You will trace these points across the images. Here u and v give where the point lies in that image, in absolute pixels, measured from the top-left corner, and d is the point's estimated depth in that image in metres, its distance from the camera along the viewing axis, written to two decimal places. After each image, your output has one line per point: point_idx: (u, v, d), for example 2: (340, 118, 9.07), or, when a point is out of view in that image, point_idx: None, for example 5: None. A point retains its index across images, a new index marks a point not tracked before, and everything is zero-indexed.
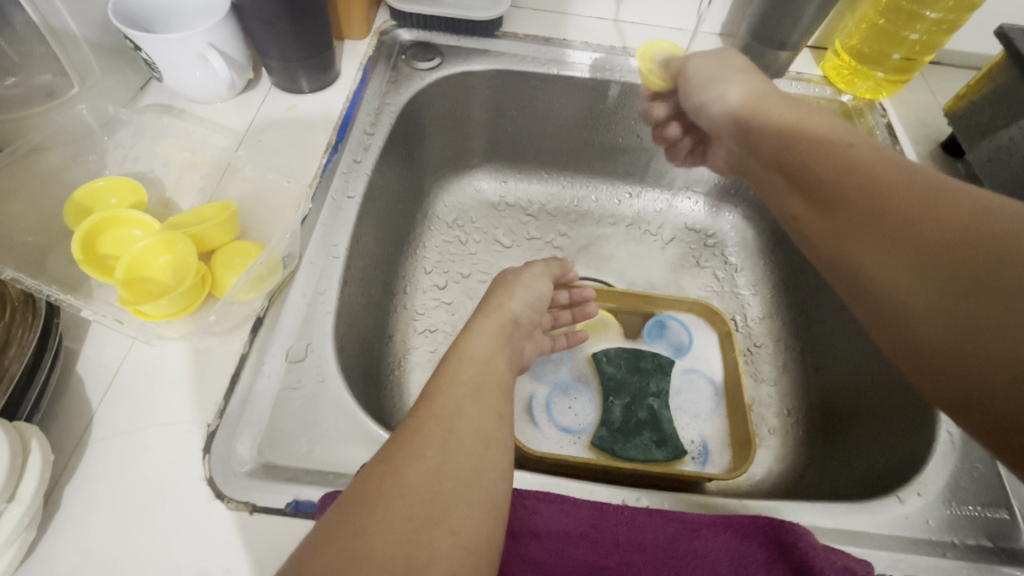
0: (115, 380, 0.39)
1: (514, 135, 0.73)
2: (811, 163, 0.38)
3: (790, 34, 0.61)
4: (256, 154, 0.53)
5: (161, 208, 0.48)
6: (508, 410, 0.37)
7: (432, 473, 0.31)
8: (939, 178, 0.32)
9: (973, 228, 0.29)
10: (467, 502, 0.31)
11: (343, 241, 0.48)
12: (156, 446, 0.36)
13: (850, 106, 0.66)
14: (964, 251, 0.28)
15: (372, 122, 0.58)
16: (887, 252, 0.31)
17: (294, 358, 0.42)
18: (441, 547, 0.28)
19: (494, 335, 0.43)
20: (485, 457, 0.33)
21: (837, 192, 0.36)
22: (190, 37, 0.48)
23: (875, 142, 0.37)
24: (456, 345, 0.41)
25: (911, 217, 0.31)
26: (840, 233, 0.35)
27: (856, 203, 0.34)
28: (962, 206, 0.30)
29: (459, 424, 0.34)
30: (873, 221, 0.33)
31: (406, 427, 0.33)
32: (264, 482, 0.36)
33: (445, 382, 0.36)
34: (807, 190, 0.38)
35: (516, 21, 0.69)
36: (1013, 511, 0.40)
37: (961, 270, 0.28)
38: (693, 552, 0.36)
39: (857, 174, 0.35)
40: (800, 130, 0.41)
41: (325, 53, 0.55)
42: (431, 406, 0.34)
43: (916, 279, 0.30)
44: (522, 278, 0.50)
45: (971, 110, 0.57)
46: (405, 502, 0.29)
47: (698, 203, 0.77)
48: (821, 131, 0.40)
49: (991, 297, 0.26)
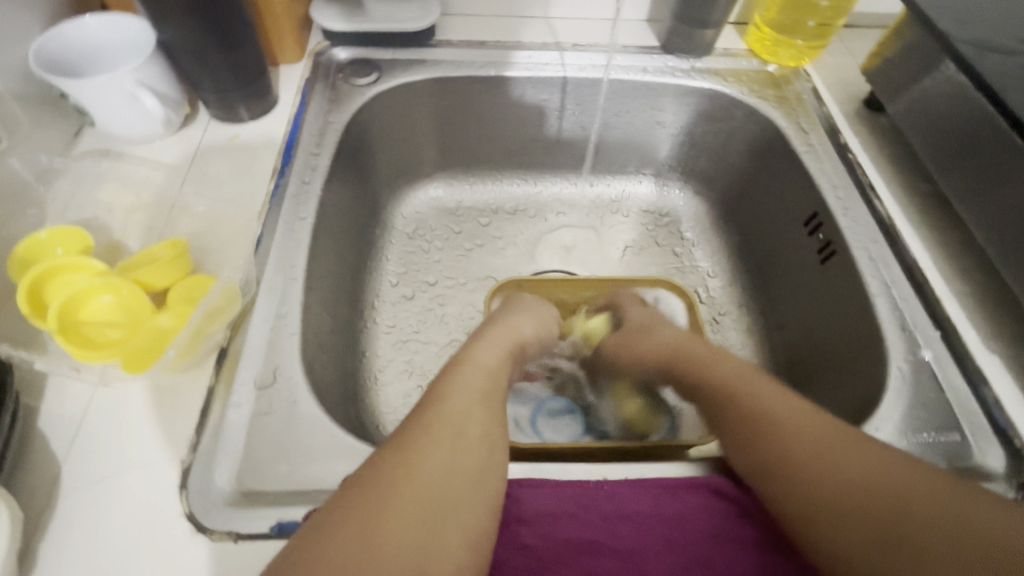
0: (81, 427, 0.38)
1: (463, 141, 0.75)
2: (708, 380, 0.46)
3: (710, 13, 0.64)
4: (203, 187, 0.53)
5: (109, 252, 0.47)
6: (501, 416, 0.39)
7: (439, 480, 0.32)
8: (874, 445, 0.36)
9: (842, 459, 0.35)
10: (467, 509, 0.32)
11: (301, 262, 0.49)
12: (131, 489, 0.36)
13: (776, 75, 0.69)
14: (761, 434, 0.39)
15: (316, 142, 0.58)
16: (816, 511, 0.34)
17: (263, 384, 0.42)
18: (452, 541, 0.30)
19: (501, 349, 0.46)
20: (484, 466, 0.34)
21: (762, 440, 0.39)
22: (118, 77, 0.47)
23: (723, 358, 0.48)
24: (461, 354, 0.44)
25: (769, 430, 0.39)
26: (754, 458, 0.39)
27: (733, 420, 0.41)
28: (875, 459, 0.35)
29: (465, 429, 0.35)
30: (801, 471, 0.36)
31: (416, 426, 0.35)
32: (245, 510, 0.36)
33: (450, 388, 0.38)
34: (774, 444, 0.38)
35: (449, 29, 0.71)
36: (964, 432, 0.43)
37: (849, 500, 0.33)
38: (676, 513, 0.38)
39: (749, 385, 0.43)
40: (694, 358, 0.49)
41: (261, 79, 0.56)
42: (440, 409, 0.36)
43: (833, 515, 0.33)
44: (535, 306, 0.56)
45: (885, 67, 0.61)
46: (417, 499, 0.31)
47: (649, 184, 0.81)
48: (701, 359, 0.49)
49: (879, 509, 0.32)
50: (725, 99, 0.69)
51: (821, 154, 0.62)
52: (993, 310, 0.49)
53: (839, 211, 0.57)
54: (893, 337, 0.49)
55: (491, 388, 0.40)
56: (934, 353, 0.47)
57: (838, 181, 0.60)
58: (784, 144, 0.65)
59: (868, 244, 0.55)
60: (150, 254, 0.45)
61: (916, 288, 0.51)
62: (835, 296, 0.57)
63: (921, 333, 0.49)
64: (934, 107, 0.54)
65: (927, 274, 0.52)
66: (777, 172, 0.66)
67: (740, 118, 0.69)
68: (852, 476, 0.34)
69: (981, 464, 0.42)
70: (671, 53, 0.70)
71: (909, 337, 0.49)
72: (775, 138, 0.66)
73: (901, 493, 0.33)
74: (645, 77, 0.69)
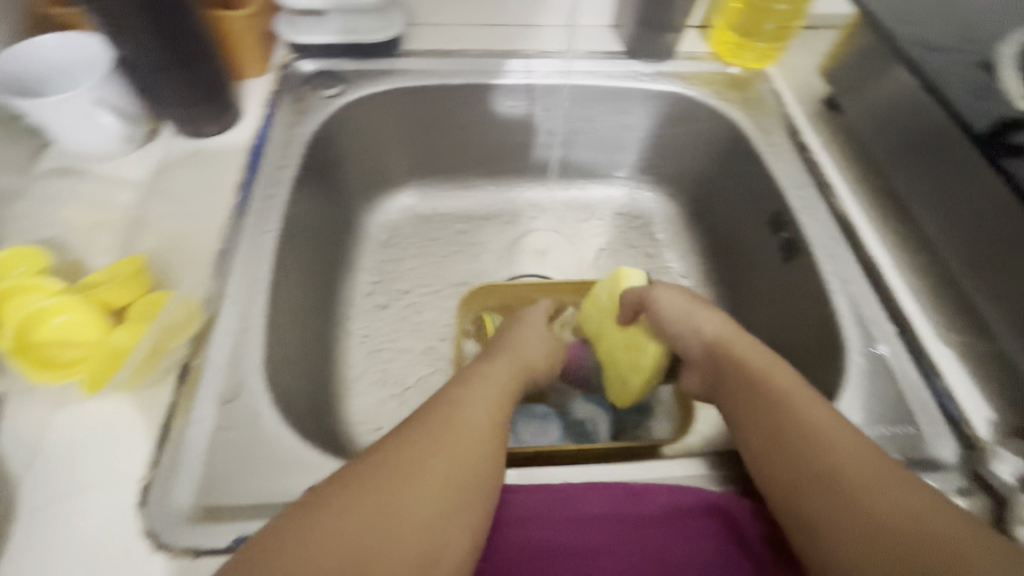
0: (40, 449, 0.38)
1: (434, 149, 0.75)
2: (735, 374, 0.46)
3: (670, 17, 0.66)
4: (167, 203, 0.53)
5: (70, 271, 0.47)
6: (502, 425, 0.42)
7: (438, 481, 0.35)
8: (889, 465, 0.36)
9: (852, 472, 0.35)
10: (462, 506, 0.35)
11: (265, 275, 0.49)
12: (90, 509, 0.36)
13: (740, 77, 0.70)
14: (778, 436, 0.39)
15: (282, 154, 0.58)
16: (819, 519, 0.35)
17: (225, 399, 0.42)
18: (451, 536, 0.33)
19: (505, 365, 0.50)
20: (481, 471, 0.37)
21: (780, 442, 0.39)
22: (77, 96, 0.47)
23: (755, 352, 0.47)
24: (466, 371, 0.47)
25: (789, 432, 0.39)
26: (766, 459, 0.39)
27: (754, 418, 0.42)
28: (886, 477, 0.35)
29: (467, 434, 0.39)
30: (812, 480, 0.36)
31: (424, 428, 0.38)
32: (205, 525, 0.36)
33: (455, 401, 0.42)
34: (790, 448, 0.38)
35: (415, 39, 0.71)
36: (918, 425, 0.44)
37: (853, 513, 0.34)
38: (635, 514, 0.39)
39: (774, 384, 0.43)
40: (724, 352, 0.48)
41: (223, 93, 0.56)
42: (445, 416, 0.40)
43: (835, 525, 0.34)
44: (535, 325, 0.59)
45: (842, 68, 0.62)
46: (421, 497, 0.34)
47: (622, 187, 0.81)
48: (733, 350, 0.48)
49: (880, 524, 0.32)
50: (690, 101, 0.70)
51: (782, 154, 0.63)
52: (947, 304, 0.51)
53: (800, 210, 0.58)
54: (852, 333, 0.50)
55: (494, 403, 0.43)
56: (890, 348, 0.48)
57: (799, 180, 0.61)
58: (747, 145, 0.66)
59: (827, 242, 0.56)
60: (110, 272, 0.45)
61: (874, 284, 0.52)
62: (798, 293, 0.58)
63: (878, 328, 0.50)
64: (886, 107, 0.55)
65: (884, 270, 0.53)
66: (742, 173, 0.67)
67: (704, 120, 0.70)
68: (860, 489, 0.34)
69: (933, 455, 0.43)
70: (636, 57, 0.71)
71: (866, 332, 0.50)
72: (738, 139, 0.67)
73: (906, 513, 0.33)
74: (610, 82, 0.70)
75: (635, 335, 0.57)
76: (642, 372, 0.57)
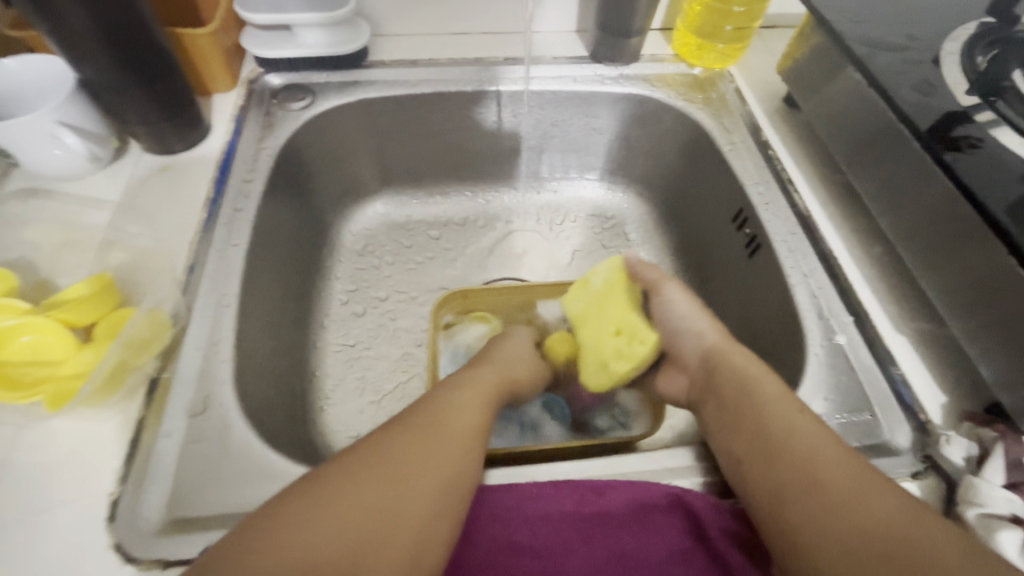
0: (8, 468, 0.39)
1: (406, 157, 0.76)
2: (726, 382, 0.47)
3: (631, 22, 0.67)
4: (135, 220, 0.53)
5: (39, 291, 0.48)
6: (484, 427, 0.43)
7: (424, 486, 0.36)
8: (869, 471, 0.37)
9: (836, 478, 0.37)
10: (445, 507, 0.36)
11: (233, 288, 0.50)
12: (59, 526, 0.36)
13: (702, 78, 0.72)
14: (766, 442, 0.40)
15: (250, 168, 0.59)
16: (803, 523, 0.36)
17: (194, 412, 0.42)
18: (432, 537, 0.35)
19: (492, 373, 0.51)
20: (463, 473, 0.38)
21: (769, 449, 0.40)
22: (38, 118, 0.48)
23: (745, 360, 0.48)
24: (457, 375, 0.49)
25: (779, 440, 0.40)
26: (753, 464, 0.40)
27: (744, 425, 0.43)
28: (866, 483, 0.36)
29: (449, 438, 0.40)
30: (798, 486, 0.37)
31: (408, 433, 0.39)
32: (173, 537, 0.36)
33: (439, 408, 0.43)
34: (778, 454, 0.39)
35: (382, 49, 0.72)
36: (874, 412, 0.46)
37: (835, 517, 0.35)
38: (599, 509, 0.40)
39: (764, 393, 0.44)
40: (716, 360, 0.49)
41: (189, 110, 0.56)
42: (427, 423, 0.41)
43: (818, 529, 0.35)
44: (516, 341, 0.58)
45: (797, 67, 0.63)
46: (404, 499, 0.35)
47: (595, 187, 0.83)
48: (727, 360, 0.49)
49: (861, 527, 0.34)
50: (655, 103, 0.71)
51: (743, 152, 0.64)
52: (902, 293, 0.52)
53: (761, 207, 0.60)
54: (811, 325, 0.51)
55: (475, 414, 0.44)
56: (847, 338, 0.50)
57: (760, 177, 0.62)
58: (711, 143, 0.67)
59: (787, 237, 0.57)
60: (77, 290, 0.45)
61: (833, 277, 0.54)
62: (763, 288, 0.59)
63: (836, 319, 0.51)
64: (839, 104, 0.57)
65: (842, 263, 0.54)
66: (707, 171, 0.69)
67: (669, 120, 0.72)
68: (843, 494, 0.36)
69: (889, 441, 0.44)
70: (600, 61, 0.73)
71: (825, 324, 0.51)
72: (702, 138, 0.68)
73: (886, 518, 0.34)
74: (576, 87, 0.71)
75: (633, 323, 0.54)
76: (631, 358, 0.54)
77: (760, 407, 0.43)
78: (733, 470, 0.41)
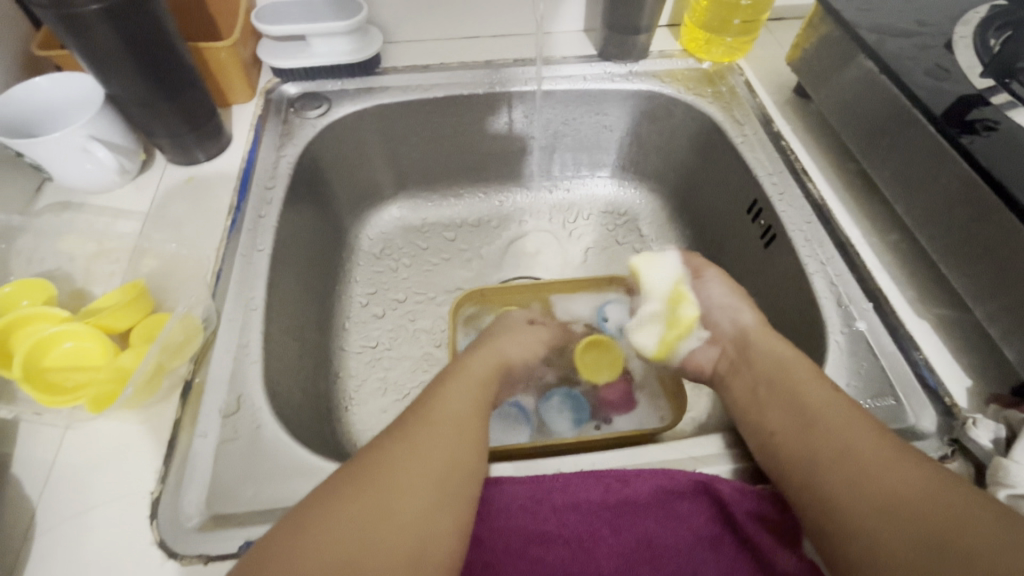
0: (53, 470, 0.40)
1: (419, 160, 0.77)
2: (758, 365, 0.48)
3: (638, 19, 0.68)
4: (162, 229, 0.55)
5: (74, 300, 0.50)
6: (481, 418, 0.43)
7: (426, 473, 0.37)
8: (899, 443, 0.38)
9: (867, 450, 0.37)
10: (449, 494, 0.37)
11: (260, 291, 0.51)
12: (103, 523, 0.38)
13: (711, 72, 0.73)
14: (798, 418, 0.42)
15: (270, 175, 0.60)
16: (833, 491, 0.37)
17: (227, 412, 0.44)
18: (438, 522, 0.35)
19: (488, 361, 0.51)
20: (464, 462, 0.39)
21: (802, 425, 0.41)
22: (70, 134, 0.49)
23: (776, 342, 0.49)
24: (454, 366, 0.49)
25: (811, 416, 0.41)
26: (784, 438, 0.41)
27: (777, 402, 0.44)
28: (897, 455, 0.37)
29: (448, 428, 0.40)
30: (829, 458, 0.38)
31: (409, 425, 0.40)
32: (213, 533, 0.38)
33: (436, 399, 0.43)
34: (811, 430, 0.40)
35: (393, 56, 0.74)
36: (898, 396, 0.46)
37: (865, 485, 0.36)
38: (625, 498, 0.40)
39: (794, 373, 0.45)
40: (748, 344, 0.51)
41: (210, 121, 0.58)
42: (427, 415, 0.41)
43: (848, 497, 0.36)
44: (509, 322, 0.60)
45: (807, 57, 0.64)
46: (410, 487, 0.36)
47: (607, 184, 0.83)
48: (760, 343, 0.50)
49: (890, 495, 0.35)
50: (664, 99, 0.72)
51: (755, 143, 0.65)
52: (921, 278, 0.52)
53: (775, 196, 0.60)
54: (831, 312, 0.51)
55: (469, 399, 0.45)
56: (868, 324, 0.50)
57: (773, 167, 0.62)
58: (722, 136, 0.67)
59: (803, 226, 0.57)
60: (113, 297, 0.47)
61: (851, 264, 0.54)
62: (779, 278, 0.60)
63: (856, 306, 0.51)
64: (850, 92, 0.57)
65: (859, 249, 0.54)
66: (718, 164, 0.69)
67: (679, 115, 0.72)
68: (872, 464, 0.36)
69: (915, 425, 0.44)
70: (608, 59, 0.73)
71: (845, 310, 0.51)
72: (713, 131, 0.69)
73: (916, 486, 0.35)
74: (586, 85, 0.72)
75: (683, 294, 0.58)
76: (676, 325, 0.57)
77: (793, 386, 0.44)
78: (762, 440, 0.43)
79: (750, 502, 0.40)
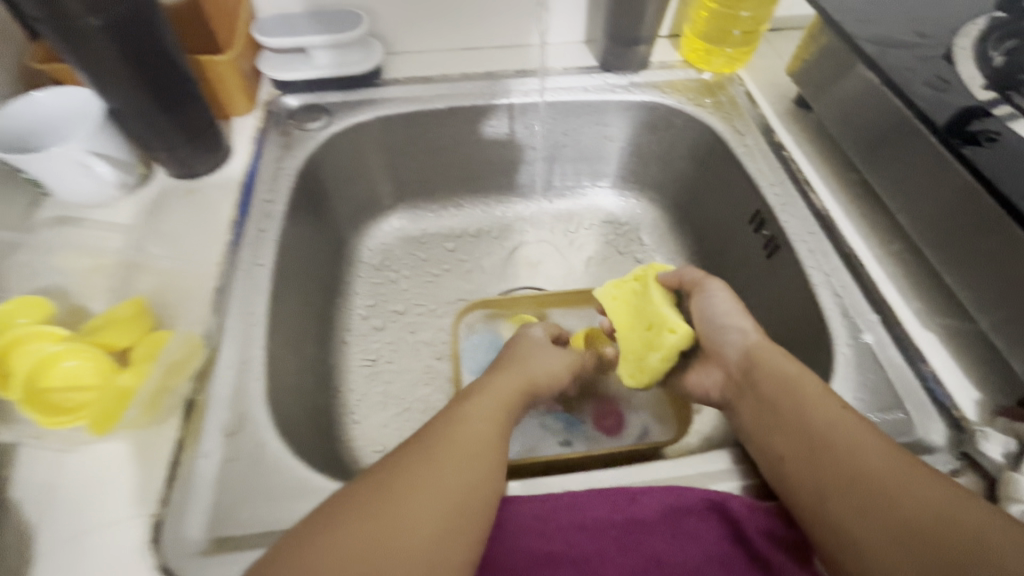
0: (51, 493, 0.39)
1: (419, 171, 0.77)
2: (762, 381, 0.47)
3: (638, 30, 0.68)
4: (161, 244, 0.54)
5: (71, 316, 0.49)
6: (502, 441, 0.42)
7: (442, 496, 0.36)
8: (912, 465, 0.37)
9: (879, 473, 0.37)
10: (462, 519, 0.36)
11: (261, 307, 0.50)
12: (102, 548, 0.37)
13: (712, 82, 0.73)
14: (806, 439, 0.41)
15: (270, 188, 0.60)
16: (845, 516, 0.36)
17: (229, 431, 0.43)
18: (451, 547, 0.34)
19: (514, 378, 0.50)
20: (482, 485, 0.38)
21: (810, 445, 0.40)
22: (70, 150, 0.49)
23: (779, 356, 0.48)
24: (477, 384, 0.49)
25: (819, 436, 0.40)
26: (792, 460, 0.41)
27: (783, 421, 0.43)
28: (909, 476, 0.36)
29: (468, 450, 0.40)
30: (840, 481, 0.38)
31: (427, 445, 0.39)
32: (215, 556, 0.37)
33: (457, 418, 0.42)
34: (819, 451, 0.40)
35: (394, 67, 0.74)
36: (906, 410, 0.46)
37: (878, 510, 0.35)
38: (632, 517, 0.40)
39: (800, 391, 0.44)
40: (751, 358, 0.49)
41: (209, 134, 0.57)
42: (446, 434, 0.40)
43: (862, 523, 0.35)
44: (533, 338, 0.58)
45: (807, 68, 0.64)
46: (424, 510, 0.35)
47: (607, 194, 0.83)
48: (764, 357, 0.48)
49: (903, 520, 0.34)
50: (665, 109, 0.72)
51: (757, 154, 0.65)
52: (926, 289, 0.52)
53: (778, 207, 0.60)
54: (837, 324, 0.51)
55: (493, 422, 0.44)
56: (874, 336, 0.50)
57: (775, 178, 0.62)
58: (724, 147, 0.68)
59: (807, 237, 0.57)
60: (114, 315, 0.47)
61: (855, 276, 0.54)
62: (783, 289, 0.59)
63: (861, 318, 0.51)
64: (850, 103, 0.58)
65: (862, 260, 0.54)
66: (720, 174, 0.69)
67: (680, 124, 0.72)
68: (885, 488, 0.36)
69: (923, 439, 0.44)
70: (609, 70, 0.73)
71: (851, 322, 0.51)
72: (714, 142, 0.69)
73: (931, 510, 0.34)
74: (587, 96, 0.72)
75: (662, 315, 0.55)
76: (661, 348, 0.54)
77: (799, 404, 0.43)
78: (773, 461, 0.42)
79: (761, 519, 0.39)
